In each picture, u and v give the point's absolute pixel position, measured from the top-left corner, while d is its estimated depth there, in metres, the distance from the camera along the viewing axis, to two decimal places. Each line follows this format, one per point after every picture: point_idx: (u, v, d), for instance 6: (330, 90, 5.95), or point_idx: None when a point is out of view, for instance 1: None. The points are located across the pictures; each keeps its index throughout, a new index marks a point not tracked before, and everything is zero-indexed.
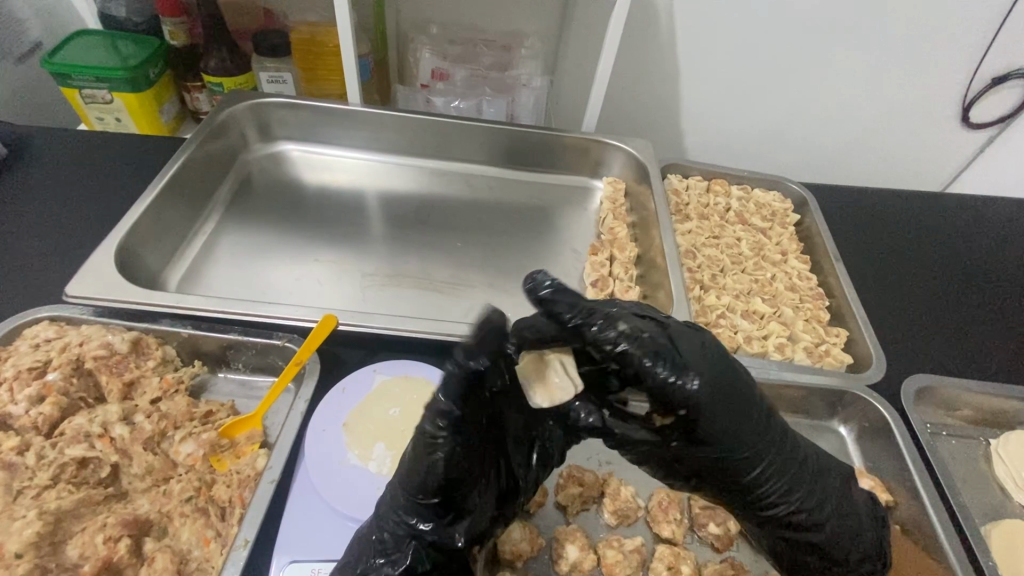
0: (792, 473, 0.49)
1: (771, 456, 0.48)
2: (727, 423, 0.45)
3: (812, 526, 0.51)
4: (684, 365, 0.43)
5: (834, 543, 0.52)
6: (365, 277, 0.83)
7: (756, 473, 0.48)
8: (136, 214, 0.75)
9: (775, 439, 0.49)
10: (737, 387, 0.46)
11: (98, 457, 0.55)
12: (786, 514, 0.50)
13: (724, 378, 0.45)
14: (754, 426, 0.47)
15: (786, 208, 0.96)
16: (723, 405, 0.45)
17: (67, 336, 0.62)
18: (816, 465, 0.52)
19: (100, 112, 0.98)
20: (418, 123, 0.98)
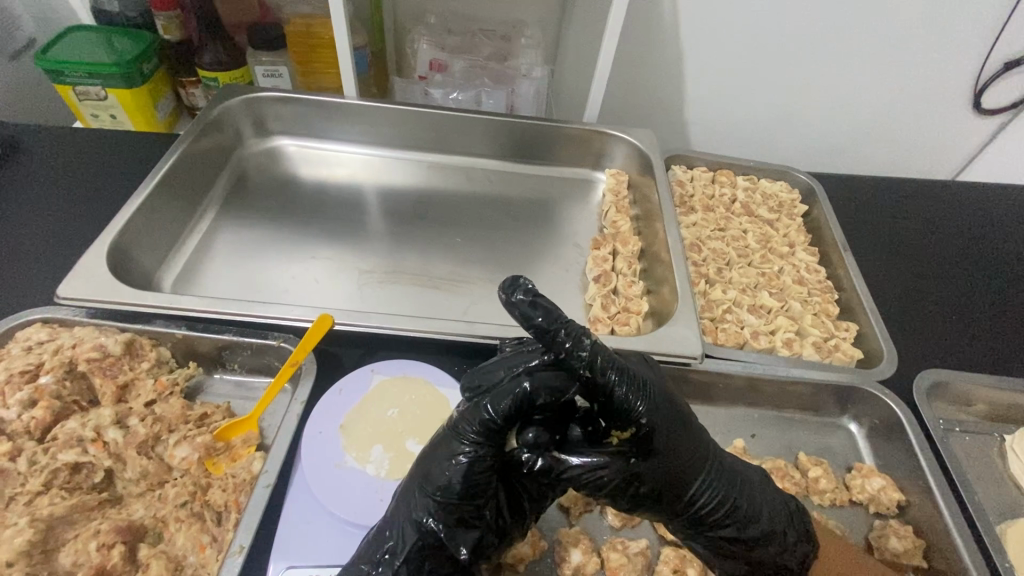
0: (730, 483, 0.50)
1: (710, 466, 0.49)
2: (672, 435, 0.47)
3: (756, 539, 0.51)
4: (640, 384, 0.45)
5: (807, 537, 0.54)
6: (363, 274, 0.82)
7: (700, 486, 0.48)
8: (128, 213, 0.73)
9: (711, 453, 0.50)
10: (676, 406, 0.48)
11: (91, 461, 0.54)
12: (726, 526, 0.50)
13: (666, 397, 0.48)
14: (693, 439, 0.49)
15: (793, 198, 0.94)
16: (666, 418, 0.47)
17: (59, 338, 0.61)
18: (757, 479, 0.54)
19: (95, 109, 0.97)
20: (417, 115, 0.96)
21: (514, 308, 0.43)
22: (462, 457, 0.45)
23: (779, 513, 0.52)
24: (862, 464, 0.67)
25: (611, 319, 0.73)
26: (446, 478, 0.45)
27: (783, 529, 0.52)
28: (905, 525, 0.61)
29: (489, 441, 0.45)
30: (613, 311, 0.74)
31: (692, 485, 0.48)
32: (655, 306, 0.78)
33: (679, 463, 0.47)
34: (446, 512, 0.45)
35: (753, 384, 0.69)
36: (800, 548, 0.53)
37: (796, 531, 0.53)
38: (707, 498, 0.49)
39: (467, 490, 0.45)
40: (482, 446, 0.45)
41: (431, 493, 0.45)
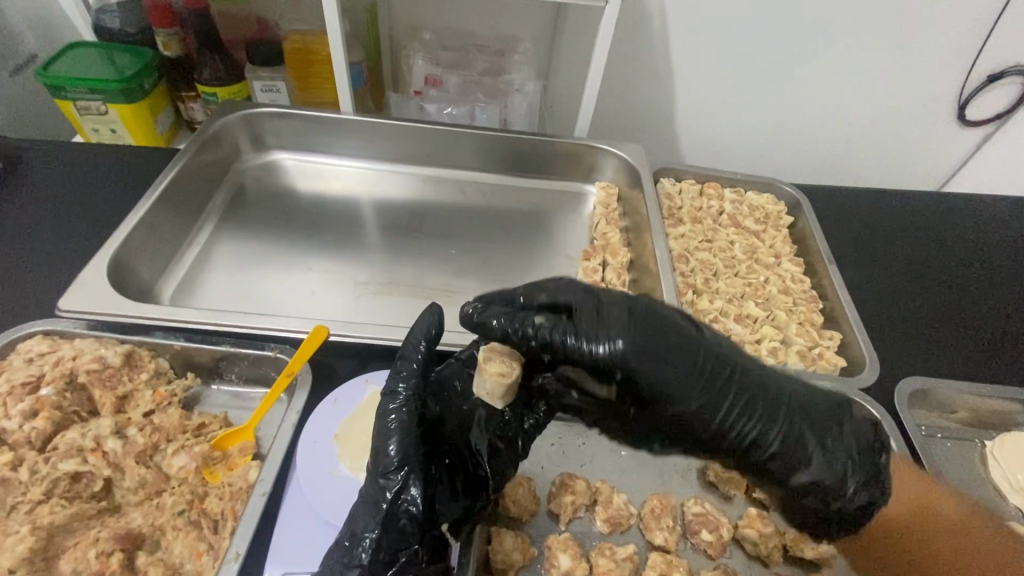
0: (768, 416, 0.49)
1: (733, 407, 0.48)
2: (666, 369, 0.47)
3: (811, 478, 0.49)
4: (611, 334, 0.48)
5: (857, 488, 0.50)
6: (359, 285, 0.84)
7: (723, 429, 0.49)
8: (129, 226, 0.75)
9: (738, 389, 0.49)
10: (673, 349, 0.48)
11: (90, 471, 0.55)
12: (773, 468, 0.50)
13: (661, 343, 0.48)
14: (703, 382, 0.48)
15: (780, 210, 0.96)
16: (648, 348, 0.48)
17: (60, 349, 0.62)
18: (814, 418, 0.51)
19: (96, 123, 0.99)
20: (412, 130, 0.98)
21: (432, 331, 0.55)
22: (392, 430, 0.48)
23: (823, 460, 0.49)
24: None
25: None
26: (384, 456, 0.48)
27: (840, 467, 0.50)
28: None
29: (411, 407, 0.50)
30: None
31: (716, 426, 0.49)
32: None
33: (691, 411, 0.48)
34: (395, 476, 0.47)
35: None
36: (867, 484, 0.50)
37: (859, 464, 0.50)
38: (740, 430, 0.49)
39: (405, 454, 0.48)
40: (410, 409, 0.50)
41: (379, 469, 0.47)
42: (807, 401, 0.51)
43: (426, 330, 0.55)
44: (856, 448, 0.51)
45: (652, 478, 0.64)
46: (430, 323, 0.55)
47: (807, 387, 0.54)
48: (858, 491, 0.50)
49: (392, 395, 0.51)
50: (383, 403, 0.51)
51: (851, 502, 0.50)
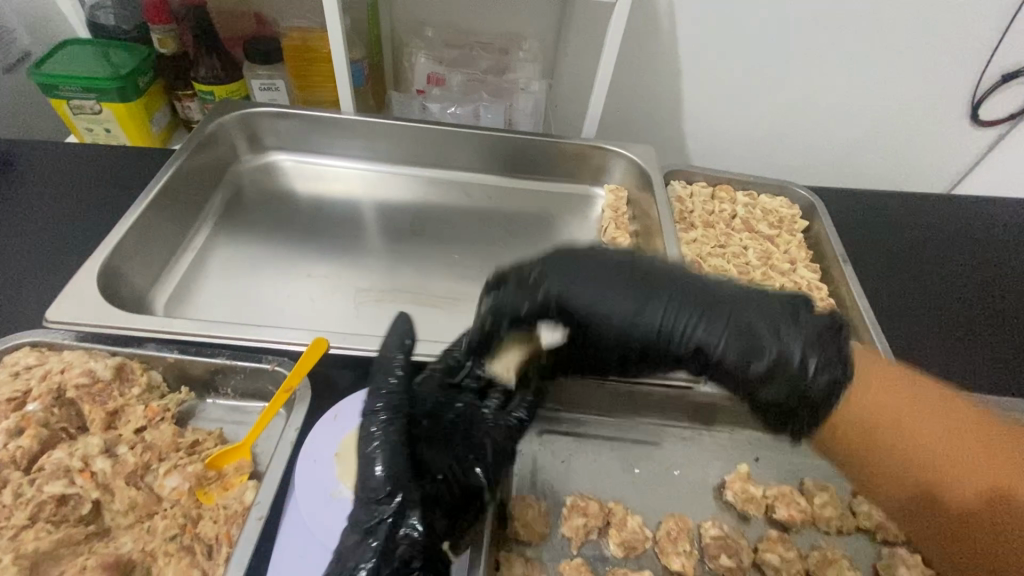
0: (681, 300, 0.50)
1: (662, 312, 0.50)
2: (588, 271, 0.52)
3: (745, 360, 0.47)
4: (530, 278, 0.53)
5: (817, 376, 0.45)
6: (360, 292, 0.81)
7: (659, 336, 0.50)
8: (121, 231, 0.72)
9: (656, 290, 0.51)
10: (601, 265, 0.52)
11: (78, 493, 0.52)
12: (708, 352, 0.49)
13: (580, 263, 0.53)
14: (620, 301, 0.51)
15: (794, 214, 0.93)
16: (556, 265, 0.53)
17: (47, 362, 0.59)
18: (753, 305, 0.49)
19: (90, 123, 0.96)
20: (415, 131, 0.95)
21: (405, 342, 0.56)
22: (376, 454, 0.48)
23: (774, 341, 0.47)
24: None
25: None
26: (374, 478, 0.48)
27: (777, 336, 0.47)
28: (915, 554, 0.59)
29: (395, 426, 0.50)
30: None
31: (639, 317, 0.50)
32: None
33: (620, 327, 0.51)
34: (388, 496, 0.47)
35: None
36: (811, 352, 0.46)
37: (802, 333, 0.47)
38: (671, 325, 0.50)
39: (394, 472, 0.48)
40: (392, 424, 0.50)
41: (369, 498, 0.47)
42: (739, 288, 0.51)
43: (397, 341, 0.56)
44: (812, 330, 0.47)
45: (666, 497, 0.62)
46: (402, 330, 0.56)
47: (758, 288, 0.51)
48: (835, 379, 0.45)
49: (374, 416, 0.51)
50: (365, 424, 0.51)
51: (823, 403, 0.45)
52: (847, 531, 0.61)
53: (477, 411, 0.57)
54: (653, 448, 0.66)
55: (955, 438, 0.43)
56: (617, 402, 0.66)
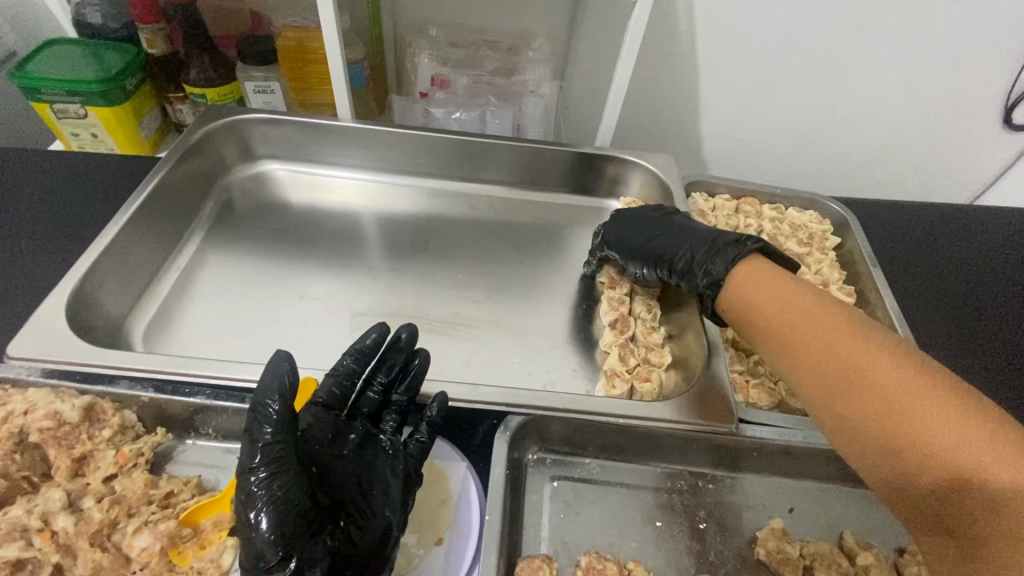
0: (658, 248, 0.68)
1: (663, 222, 0.71)
2: (622, 224, 0.75)
3: (692, 271, 0.64)
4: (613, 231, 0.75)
5: (731, 263, 0.61)
6: (356, 316, 0.75)
7: (659, 249, 0.68)
8: (96, 252, 0.67)
9: (665, 224, 0.71)
10: (641, 223, 0.73)
11: (36, 556, 0.47)
12: (673, 262, 0.66)
13: (635, 226, 0.73)
14: (646, 217, 0.74)
15: (824, 230, 0.87)
16: (619, 222, 0.75)
17: (8, 403, 0.54)
18: (716, 248, 0.63)
19: (75, 127, 0.90)
20: (417, 139, 0.89)
21: (285, 384, 0.45)
22: (261, 519, 0.43)
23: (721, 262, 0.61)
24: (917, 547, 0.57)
25: (630, 373, 0.66)
26: (259, 545, 0.43)
27: (706, 264, 0.62)
28: None
29: (280, 482, 0.44)
30: (632, 364, 0.67)
31: (641, 240, 0.71)
32: (676, 355, 0.71)
33: (645, 243, 0.70)
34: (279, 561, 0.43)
35: (791, 454, 0.60)
36: (728, 287, 0.59)
37: (723, 261, 0.61)
38: (660, 248, 0.68)
39: (283, 534, 0.43)
40: (277, 479, 0.44)
41: (258, 565, 0.43)
42: (721, 236, 0.64)
43: (277, 381, 0.45)
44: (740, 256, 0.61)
45: (689, 556, 0.56)
46: (281, 370, 0.46)
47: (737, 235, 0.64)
48: (753, 265, 0.59)
49: (252, 474, 0.44)
50: (243, 482, 0.44)
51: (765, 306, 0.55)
52: None
53: (373, 437, 0.53)
54: (675, 499, 0.60)
55: (928, 395, 0.42)
56: (633, 446, 0.60)
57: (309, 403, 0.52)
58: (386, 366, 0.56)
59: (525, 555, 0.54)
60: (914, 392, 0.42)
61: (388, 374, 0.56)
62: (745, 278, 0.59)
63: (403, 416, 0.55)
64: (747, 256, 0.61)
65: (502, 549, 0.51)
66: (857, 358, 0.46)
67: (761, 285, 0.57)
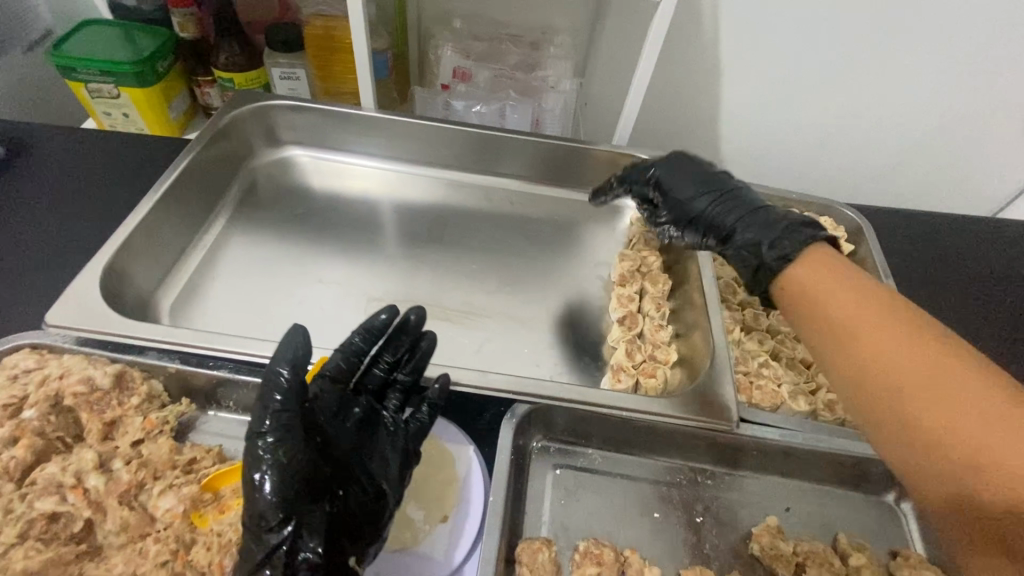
0: (721, 212, 0.65)
1: (728, 185, 0.67)
2: (679, 172, 0.71)
3: (751, 244, 0.60)
4: (670, 172, 0.71)
5: (800, 240, 0.56)
6: (372, 301, 0.77)
7: (718, 212, 0.65)
8: (129, 229, 0.70)
9: (728, 187, 0.67)
10: (699, 177, 0.69)
11: (70, 511, 0.50)
12: (730, 232, 0.63)
13: (693, 177, 0.70)
14: (710, 176, 0.69)
15: (838, 236, 0.87)
16: (670, 168, 0.72)
17: (46, 367, 0.57)
18: (789, 223, 0.59)
19: (107, 107, 0.93)
20: (437, 131, 0.91)
21: (299, 353, 0.47)
22: (266, 481, 0.45)
23: (791, 239, 0.57)
24: (910, 550, 0.59)
25: (635, 368, 0.68)
26: (261, 506, 0.44)
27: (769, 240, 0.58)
28: None
29: (287, 448, 0.46)
30: (638, 359, 0.68)
31: (697, 201, 0.67)
32: (682, 354, 0.72)
33: (700, 203, 0.67)
34: (279, 524, 0.44)
35: (790, 455, 0.61)
36: (795, 273, 0.55)
37: (793, 242, 0.57)
38: (718, 211, 0.65)
39: (284, 499, 0.45)
40: (284, 446, 0.46)
41: (258, 526, 0.45)
42: (795, 215, 0.60)
43: (292, 350, 0.47)
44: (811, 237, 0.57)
45: (684, 546, 0.58)
46: (298, 341, 0.48)
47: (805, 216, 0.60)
48: (825, 251, 0.55)
49: (260, 438, 0.46)
50: (253, 445, 0.46)
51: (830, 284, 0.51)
52: None
53: (375, 413, 0.55)
54: (674, 492, 0.61)
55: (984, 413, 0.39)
56: (636, 439, 0.62)
57: (316, 375, 0.54)
58: (394, 346, 0.58)
59: (525, 536, 0.56)
60: (979, 410, 0.39)
61: (395, 354, 0.58)
62: (817, 266, 0.53)
63: (404, 395, 0.58)
64: (819, 240, 0.57)
65: (504, 528, 0.53)
66: (907, 365, 0.43)
67: (824, 271, 0.53)
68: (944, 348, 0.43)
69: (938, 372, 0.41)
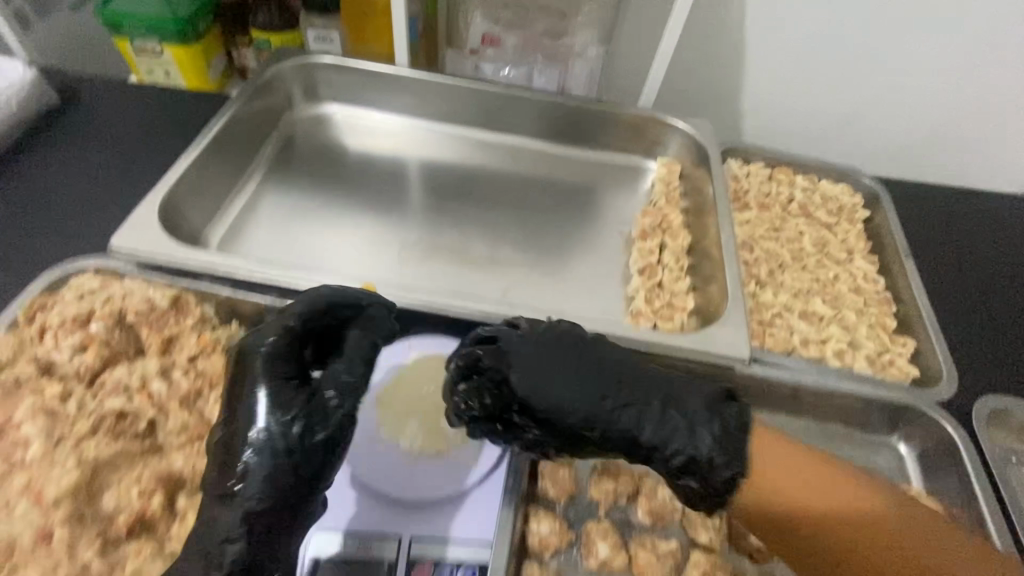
0: (627, 379, 0.48)
1: (604, 359, 0.49)
2: (532, 361, 0.49)
3: (657, 452, 0.47)
4: (534, 359, 0.48)
5: (729, 479, 0.45)
6: (403, 248, 0.81)
7: (626, 421, 0.47)
8: (180, 171, 0.74)
9: (573, 349, 0.50)
10: (578, 357, 0.49)
11: (135, 410, 0.55)
12: (662, 454, 0.47)
13: (560, 362, 0.49)
14: (574, 350, 0.49)
15: (854, 202, 0.89)
16: (520, 355, 0.49)
17: (110, 287, 0.62)
18: (700, 426, 0.46)
19: (150, 64, 0.97)
20: (467, 90, 0.94)
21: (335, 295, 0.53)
22: (256, 404, 0.48)
23: (717, 449, 0.45)
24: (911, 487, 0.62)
25: (654, 313, 0.72)
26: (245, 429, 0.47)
27: (694, 441, 0.46)
28: None
29: (276, 382, 0.48)
30: (657, 305, 0.72)
31: (567, 395, 0.47)
32: (699, 305, 0.75)
33: (592, 405, 0.47)
34: (256, 452, 0.46)
35: (798, 395, 0.65)
36: (751, 444, 0.46)
37: (725, 454, 0.45)
38: (627, 423, 0.47)
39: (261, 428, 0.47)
40: (275, 380, 0.48)
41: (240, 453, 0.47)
42: (688, 411, 0.47)
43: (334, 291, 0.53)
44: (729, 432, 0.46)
45: None
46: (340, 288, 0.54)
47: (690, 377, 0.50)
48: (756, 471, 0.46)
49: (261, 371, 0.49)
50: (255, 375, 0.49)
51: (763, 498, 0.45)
52: None
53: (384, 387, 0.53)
54: None
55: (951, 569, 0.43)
56: None
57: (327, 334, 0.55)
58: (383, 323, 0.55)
59: None
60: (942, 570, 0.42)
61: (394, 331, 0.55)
62: (761, 445, 0.46)
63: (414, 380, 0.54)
64: (730, 414, 0.47)
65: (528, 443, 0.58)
66: (878, 542, 0.43)
67: (782, 470, 0.45)
68: (883, 500, 0.45)
69: (915, 549, 0.43)
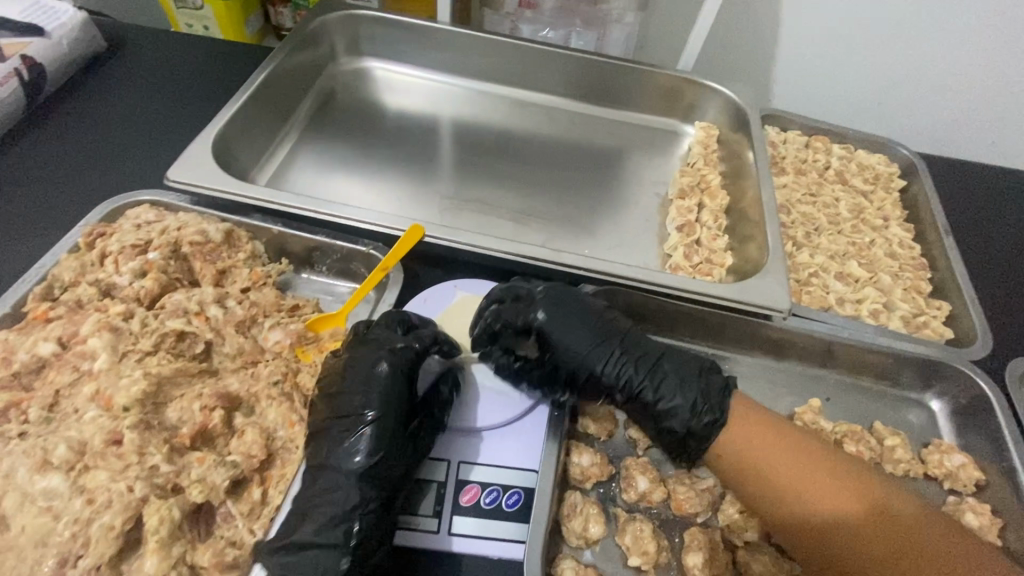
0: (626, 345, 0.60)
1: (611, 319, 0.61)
2: (556, 322, 0.59)
3: (639, 394, 0.58)
4: (548, 309, 0.60)
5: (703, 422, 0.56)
6: (443, 200, 0.83)
7: (613, 365, 0.58)
8: (228, 114, 0.75)
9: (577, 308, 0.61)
10: (581, 312, 0.60)
11: (194, 333, 0.57)
12: (640, 394, 0.57)
13: (575, 312, 0.60)
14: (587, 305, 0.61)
15: (891, 172, 0.89)
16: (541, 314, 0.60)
17: (165, 220, 0.64)
18: (682, 376, 0.58)
19: (190, 18, 0.98)
20: (508, 48, 0.95)
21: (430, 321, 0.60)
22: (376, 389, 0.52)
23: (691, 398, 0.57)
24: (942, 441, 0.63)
25: (692, 268, 0.73)
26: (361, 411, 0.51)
27: (679, 393, 0.57)
28: (982, 503, 0.58)
29: (396, 372, 0.53)
30: (695, 260, 0.73)
31: (574, 342, 0.58)
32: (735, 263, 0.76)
33: (592, 348, 0.58)
34: (372, 432, 0.50)
35: (832, 351, 0.66)
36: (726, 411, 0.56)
37: (697, 400, 0.57)
38: (619, 369, 0.58)
39: (380, 406, 0.51)
40: (396, 370, 0.53)
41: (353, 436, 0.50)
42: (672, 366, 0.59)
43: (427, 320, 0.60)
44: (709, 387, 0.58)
45: None
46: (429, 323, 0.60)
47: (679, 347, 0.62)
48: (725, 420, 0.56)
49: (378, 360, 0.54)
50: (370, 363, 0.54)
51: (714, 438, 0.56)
52: (914, 475, 0.61)
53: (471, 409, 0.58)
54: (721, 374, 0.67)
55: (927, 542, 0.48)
56: (689, 325, 0.67)
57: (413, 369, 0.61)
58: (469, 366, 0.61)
59: None
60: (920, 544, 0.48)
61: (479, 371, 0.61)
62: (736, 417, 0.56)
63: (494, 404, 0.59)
64: (710, 380, 0.58)
65: None
66: (849, 510, 0.50)
67: (762, 430, 0.55)
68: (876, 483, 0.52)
69: (891, 520, 0.49)
